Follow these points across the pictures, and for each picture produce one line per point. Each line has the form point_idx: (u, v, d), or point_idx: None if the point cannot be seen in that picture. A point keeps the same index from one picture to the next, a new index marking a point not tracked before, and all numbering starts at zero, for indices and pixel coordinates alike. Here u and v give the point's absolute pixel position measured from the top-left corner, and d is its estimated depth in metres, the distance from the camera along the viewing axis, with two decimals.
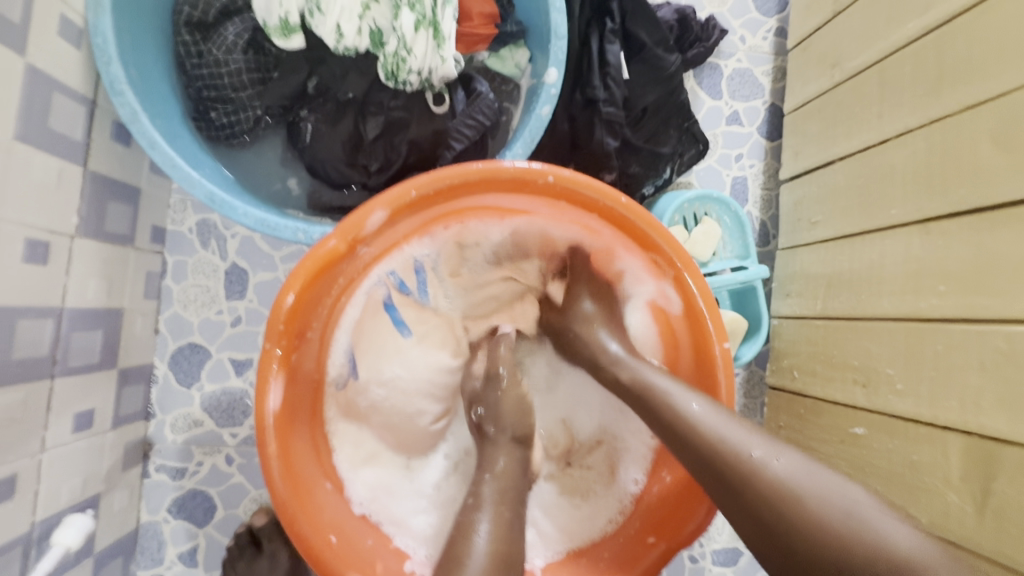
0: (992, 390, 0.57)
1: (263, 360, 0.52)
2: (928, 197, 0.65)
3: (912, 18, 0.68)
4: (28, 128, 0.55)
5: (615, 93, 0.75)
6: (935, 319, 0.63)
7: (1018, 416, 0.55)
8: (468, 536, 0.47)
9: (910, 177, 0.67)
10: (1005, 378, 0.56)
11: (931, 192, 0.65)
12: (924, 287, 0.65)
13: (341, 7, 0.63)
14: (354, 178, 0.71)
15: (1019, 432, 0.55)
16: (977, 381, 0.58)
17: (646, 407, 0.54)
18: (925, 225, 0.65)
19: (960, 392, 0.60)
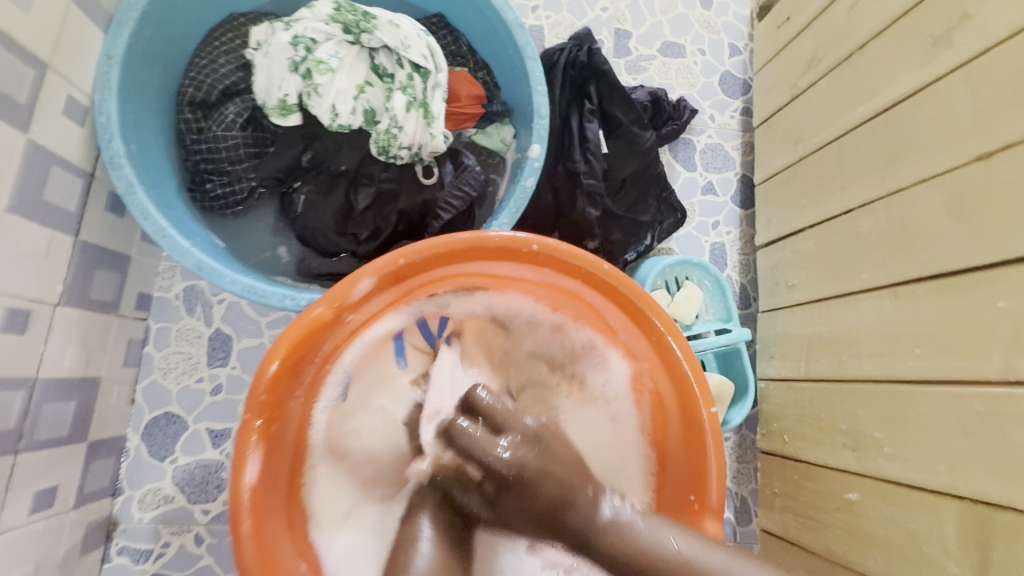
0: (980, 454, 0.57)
1: (241, 432, 0.51)
2: (894, 263, 0.68)
3: (862, 102, 0.74)
4: (23, 200, 0.56)
5: (594, 166, 0.79)
6: (914, 380, 0.64)
7: (1009, 480, 0.54)
8: None
9: (876, 243, 0.71)
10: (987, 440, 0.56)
11: (897, 257, 0.68)
12: (901, 349, 0.66)
13: (338, 90, 0.67)
14: (343, 246, 0.74)
15: (1009, 496, 0.54)
16: (962, 445, 0.58)
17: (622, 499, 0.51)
18: (894, 289, 0.68)
19: (948, 454, 0.60)
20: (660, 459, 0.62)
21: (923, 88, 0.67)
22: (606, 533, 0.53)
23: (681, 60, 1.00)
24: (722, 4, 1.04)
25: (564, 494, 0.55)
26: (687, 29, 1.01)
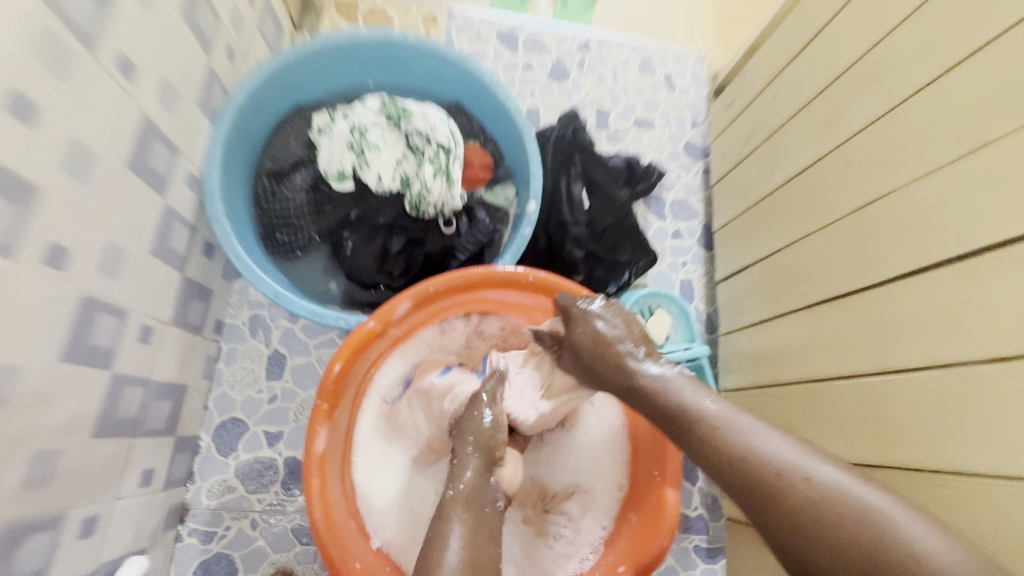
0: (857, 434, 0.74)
1: (313, 412, 0.68)
2: (805, 290, 0.87)
3: (778, 170, 0.95)
4: (158, 245, 0.76)
5: (579, 217, 1.00)
6: (818, 379, 0.82)
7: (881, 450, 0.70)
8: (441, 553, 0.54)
9: (796, 275, 0.89)
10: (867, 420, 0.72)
11: (806, 286, 0.87)
12: (812, 355, 0.84)
13: (382, 162, 0.88)
14: (381, 280, 0.95)
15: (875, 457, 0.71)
16: (845, 425, 0.76)
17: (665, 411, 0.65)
18: (807, 310, 0.86)
19: (839, 434, 0.77)
20: (634, 448, 0.81)
21: (813, 163, 0.87)
22: (656, 393, 0.66)
23: (652, 132, 1.23)
24: (684, 87, 1.28)
25: (626, 366, 0.69)
26: (656, 107, 1.25)
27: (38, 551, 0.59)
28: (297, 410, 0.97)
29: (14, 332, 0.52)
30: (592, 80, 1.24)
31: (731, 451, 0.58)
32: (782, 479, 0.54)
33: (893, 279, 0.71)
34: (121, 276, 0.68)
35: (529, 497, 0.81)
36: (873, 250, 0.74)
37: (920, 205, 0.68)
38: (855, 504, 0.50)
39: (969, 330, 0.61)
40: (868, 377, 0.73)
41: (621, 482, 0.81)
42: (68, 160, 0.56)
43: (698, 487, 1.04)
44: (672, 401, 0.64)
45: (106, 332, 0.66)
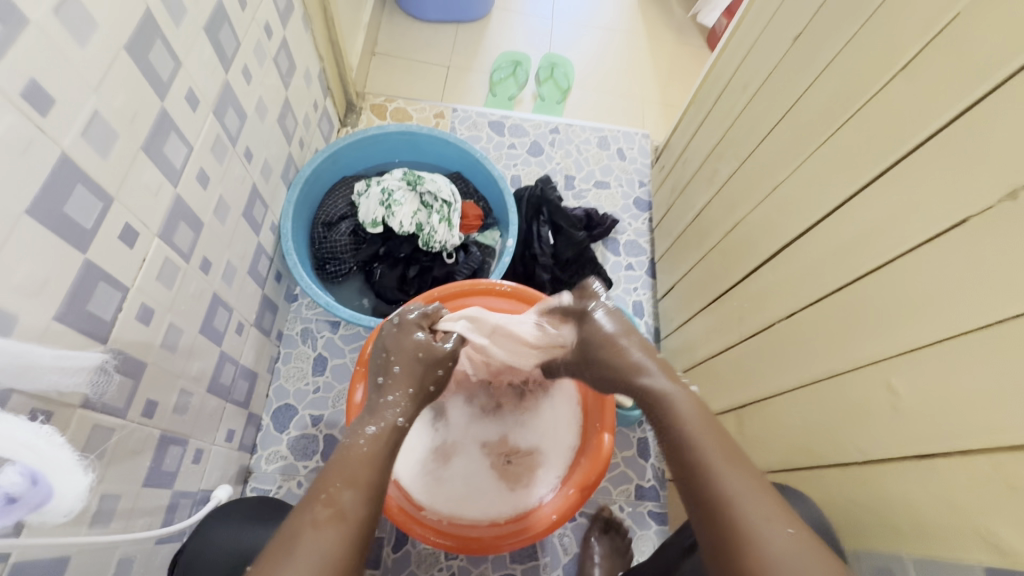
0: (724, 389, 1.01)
1: (354, 376, 1.00)
2: (697, 297, 1.18)
3: (686, 214, 1.29)
4: (253, 269, 1.11)
5: (545, 251, 1.35)
6: (704, 359, 1.11)
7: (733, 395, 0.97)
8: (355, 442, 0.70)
9: (692, 288, 1.21)
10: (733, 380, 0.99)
11: (698, 294, 1.18)
12: (701, 344, 1.13)
13: (403, 213, 1.25)
14: (400, 297, 1.28)
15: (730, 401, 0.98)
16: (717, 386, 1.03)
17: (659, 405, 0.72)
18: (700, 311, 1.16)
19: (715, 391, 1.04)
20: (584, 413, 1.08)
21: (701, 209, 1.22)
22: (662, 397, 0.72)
23: (608, 191, 1.61)
24: (633, 157, 1.68)
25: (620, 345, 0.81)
26: (611, 172, 1.64)
27: (174, 459, 0.88)
28: (335, 398, 1.27)
29: (184, 308, 0.86)
30: (561, 154, 1.64)
31: (686, 438, 0.67)
32: (732, 495, 0.60)
33: (740, 281, 1.01)
34: (232, 283, 1.03)
35: (500, 454, 1.06)
36: (730, 261, 1.05)
37: (750, 229, 0.99)
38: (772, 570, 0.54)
39: (768, 307, 0.89)
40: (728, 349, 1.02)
41: (573, 443, 1.05)
42: (216, 208, 0.93)
43: (651, 464, 1.29)
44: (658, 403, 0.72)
45: (221, 319, 1.00)
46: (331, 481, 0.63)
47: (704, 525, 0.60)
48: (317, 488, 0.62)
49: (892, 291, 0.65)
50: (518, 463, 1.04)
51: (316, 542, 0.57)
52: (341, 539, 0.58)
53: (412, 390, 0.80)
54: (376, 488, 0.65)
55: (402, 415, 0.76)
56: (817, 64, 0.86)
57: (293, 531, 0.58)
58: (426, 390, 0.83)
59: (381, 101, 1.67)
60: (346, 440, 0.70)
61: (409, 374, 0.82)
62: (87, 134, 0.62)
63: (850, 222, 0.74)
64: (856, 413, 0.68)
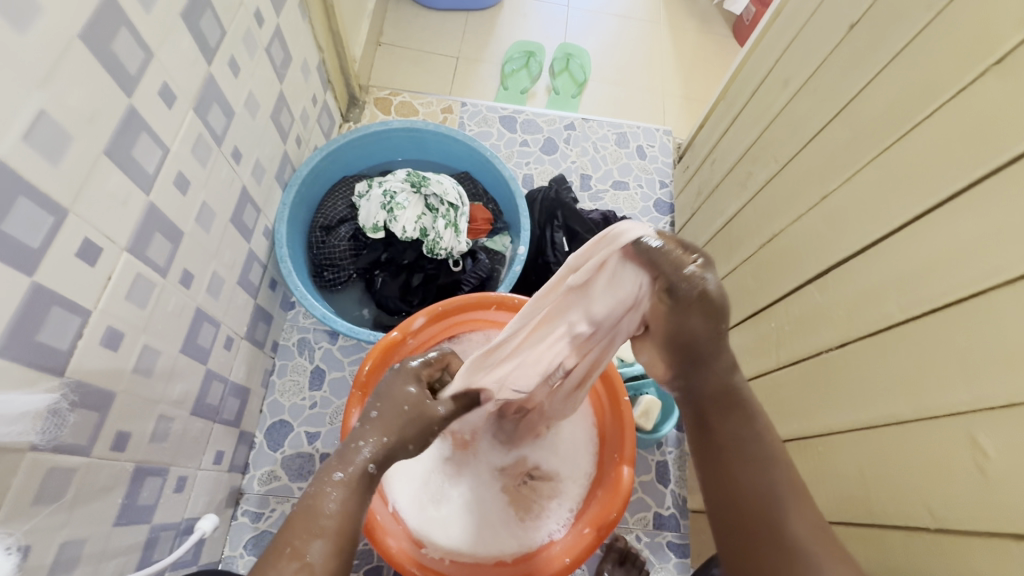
0: None
1: (349, 400, 0.91)
2: (725, 314, 1.08)
3: (716, 220, 1.18)
4: (243, 278, 1.03)
5: (560, 258, 1.25)
6: None
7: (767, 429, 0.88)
8: (320, 493, 0.58)
9: None
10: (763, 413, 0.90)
11: (726, 310, 1.08)
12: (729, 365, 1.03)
13: (406, 217, 1.15)
14: (403, 307, 1.19)
15: None
16: None
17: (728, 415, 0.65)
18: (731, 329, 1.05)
19: None
20: (602, 440, 1.00)
21: (733, 216, 1.11)
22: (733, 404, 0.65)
23: (626, 192, 1.50)
24: (654, 156, 1.57)
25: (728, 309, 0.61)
26: (630, 172, 1.53)
27: (152, 491, 0.80)
28: (332, 414, 1.19)
29: (161, 327, 0.78)
30: (576, 152, 1.54)
31: (752, 455, 0.63)
32: (792, 520, 0.59)
33: (779, 300, 0.91)
34: (220, 295, 0.94)
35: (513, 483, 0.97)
36: (766, 277, 0.95)
37: (791, 243, 0.89)
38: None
39: (817, 332, 0.79)
40: (761, 374, 0.92)
41: (588, 472, 0.98)
42: (198, 215, 0.85)
43: (671, 490, 1.19)
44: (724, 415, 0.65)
45: (207, 335, 0.92)
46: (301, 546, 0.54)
47: (733, 525, 0.63)
48: (281, 542, 0.55)
49: (982, 328, 0.55)
50: (531, 492, 0.96)
51: None
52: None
53: (385, 439, 0.64)
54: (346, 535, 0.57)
55: (374, 460, 0.63)
56: (882, 56, 0.75)
57: None
58: (404, 449, 0.65)
59: (385, 94, 1.58)
60: (312, 489, 0.59)
61: (388, 424, 0.65)
62: (31, 137, 0.53)
63: (924, 241, 0.64)
64: (932, 469, 0.59)
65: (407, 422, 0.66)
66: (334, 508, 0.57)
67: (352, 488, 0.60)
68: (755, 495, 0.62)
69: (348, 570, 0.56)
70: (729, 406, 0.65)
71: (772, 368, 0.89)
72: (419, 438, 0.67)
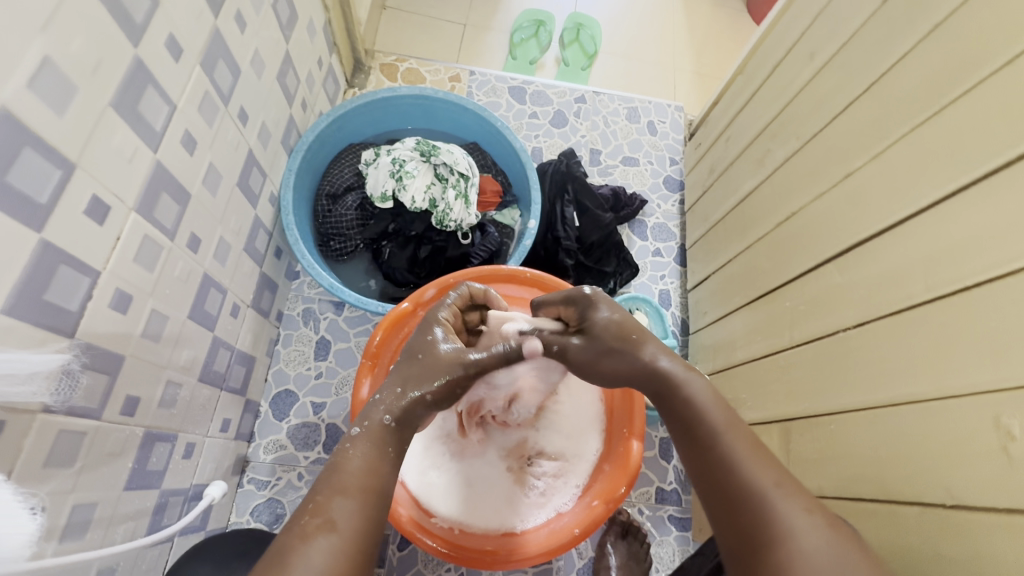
0: (771, 396, 0.92)
1: (359, 370, 0.90)
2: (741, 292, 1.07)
3: (731, 196, 1.17)
4: (249, 245, 1.00)
5: (570, 233, 1.23)
6: (749, 361, 1.00)
7: (783, 407, 0.88)
8: (346, 455, 0.59)
9: (736, 280, 1.10)
10: (778, 390, 0.90)
11: (742, 288, 1.07)
12: (744, 342, 1.03)
13: (416, 186, 1.13)
14: (411, 279, 1.18)
15: (779, 412, 0.89)
16: (764, 393, 0.94)
17: (669, 398, 0.67)
18: (743, 306, 1.04)
19: (763, 401, 0.94)
20: (610, 416, 1.00)
21: (749, 193, 1.09)
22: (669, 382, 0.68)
23: (636, 168, 1.48)
24: (665, 132, 1.54)
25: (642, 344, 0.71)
26: (640, 148, 1.50)
27: (161, 456, 0.80)
28: (338, 385, 1.19)
29: (169, 292, 0.76)
30: (586, 126, 1.50)
31: (706, 432, 0.61)
32: (755, 483, 0.54)
33: (795, 279, 0.90)
34: (226, 262, 0.92)
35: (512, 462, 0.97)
36: (782, 256, 0.94)
37: (809, 222, 0.88)
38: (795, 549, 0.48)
39: (835, 310, 0.79)
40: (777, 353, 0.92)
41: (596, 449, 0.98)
42: (205, 177, 0.82)
43: (674, 466, 1.21)
44: (668, 399, 0.67)
45: (214, 301, 0.90)
46: (322, 495, 0.53)
47: (724, 516, 0.55)
48: (306, 498, 0.54)
49: (1016, 308, 0.54)
50: (531, 471, 0.96)
51: (308, 555, 0.48)
52: (337, 551, 0.49)
53: (400, 388, 0.68)
54: (373, 494, 0.56)
55: (390, 412, 0.65)
56: (919, 29, 0.73)
57: (281, 543, 0.49)
58: (423, 398, 0.69)
59: (391, 60, 1.52)
60: (342, 444, 0.60)
61: (406, 374, 0.71)
62: (35, 85, 0.50)
63: (957, 220, 0.63)
64: (955, 448, 0.59)
65: (432, 369, 0.72)
66: (361, 462, 0.58)
67: (375, 442, 0.61)
68: (715, 465, 0.58)
69: (378, 525, 0.55)
70: (668, 379, 0.68)
71: (786, 347, 0.89)
72: (440, 389, 0.71)
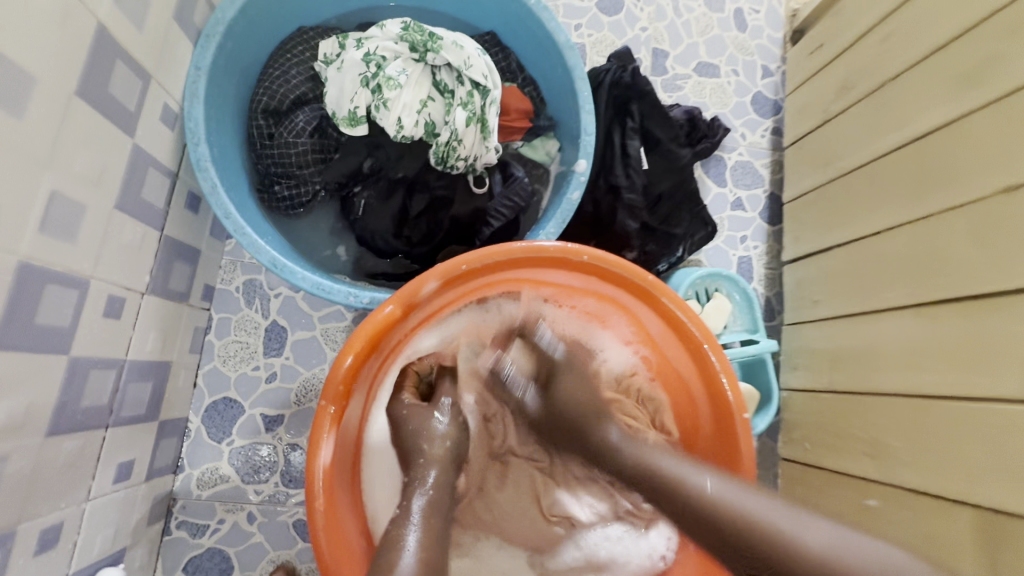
0: (991, 463, 0.60)
1: (318, 416, 0.56)
2: (919, 285, 0.71)
3: (894, 130, 0.77)
4: (125, 199, 0.61)
5: (634, 181, 0.83)
6: (936, 396, 0.67)
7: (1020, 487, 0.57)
8: None
9: (903, 266, 0.73)
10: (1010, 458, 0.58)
11: (922, 281, 0.70)
12: (921, 364, 0.69)
13: (404, 104, 0.72)
14: (399, 248, 0.79)
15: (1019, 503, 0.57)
16: (976, 455, 0.61)
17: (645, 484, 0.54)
18: (920, 308, 0.70)
19: (968, 466, 0.62)
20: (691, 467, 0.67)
21: (948, 123, 0.70)
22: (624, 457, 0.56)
23: (715, 80, 1.04)
24: (758, 26, 1.07)
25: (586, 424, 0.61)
26: (723, 50, 1.05)
27: None
28: (299, 392, 0.85)
29: None
30: (649, 13, 1.04)
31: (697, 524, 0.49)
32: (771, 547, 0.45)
33: None
34: (78, 237, 0.54)
35: (541, 541, 0.68)
36: None
37: None
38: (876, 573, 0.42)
39: None
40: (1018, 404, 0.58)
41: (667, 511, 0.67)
42: None
43: None
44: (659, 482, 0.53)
45: (58, 307, 0.53)
46: None
47: None
48: None
49: None
50: (569, 560, 0.67)
51: None
52: None
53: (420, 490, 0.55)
54: None
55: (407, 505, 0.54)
56: None
57: None
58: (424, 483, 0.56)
59: None
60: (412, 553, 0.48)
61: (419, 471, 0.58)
62: None
63: None
64: None
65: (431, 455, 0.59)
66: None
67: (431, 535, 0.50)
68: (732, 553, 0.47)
69: None
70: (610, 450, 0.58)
71: None
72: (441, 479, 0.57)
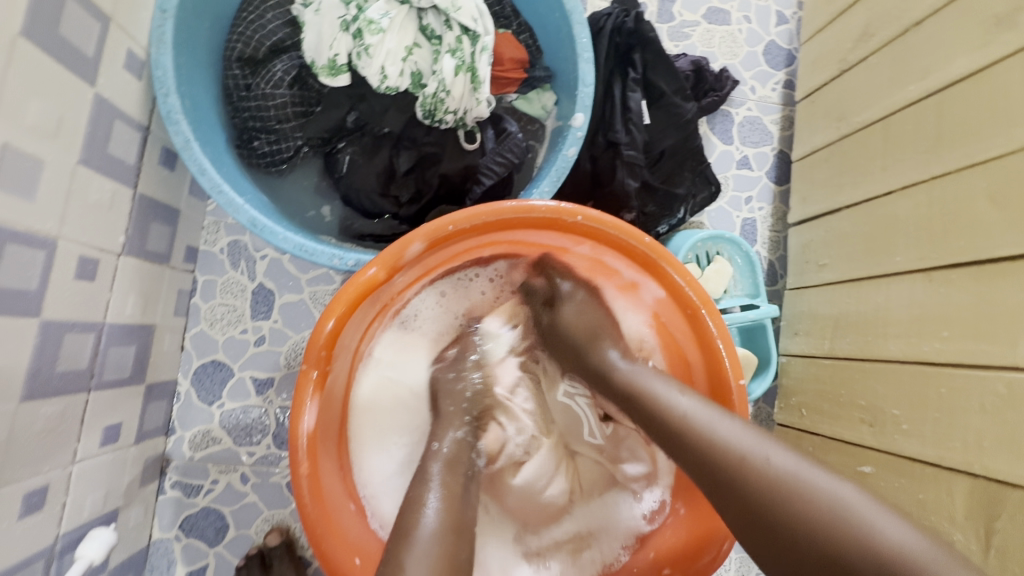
0: (992, 432, 0.59)
1: (300, 382, 0.54)
2: (930, 248, 0.67)
3: (914, 82, 0.72)
4: (89, 154, 0.57)
5: (634, 136, 0.78)
6: (941, 363, 0.65)
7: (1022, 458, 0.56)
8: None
9: (914, 228, 0.70)
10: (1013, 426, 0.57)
11: (934, 243, 0.67)
12: (928, 331, 0.66)
13: (387, 50, 0.66)
14: (386, 208, 0.75)
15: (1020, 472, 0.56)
16: (977, 424, 0.60)
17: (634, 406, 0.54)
18: (928, 273, 0.67)
19: (968, 433, 0.61)
20: None
21: (980, 71, 0.64)
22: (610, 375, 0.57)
23: (726, 28, 0.97)
24: None
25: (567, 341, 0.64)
26: None
27: None
28: (288, 355, 0.83)
29: None
30: None
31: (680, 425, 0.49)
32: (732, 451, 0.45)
33: None
34: (37, 195, 0.51)
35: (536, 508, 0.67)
36: None
37: None
38: (829, 500, 0.40)
39: None
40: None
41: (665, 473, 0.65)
42: None
43: None
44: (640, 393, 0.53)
45: (22, 268, 0.51)
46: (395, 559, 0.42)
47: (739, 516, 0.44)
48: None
49: None
50: (564, 521, 0.67)
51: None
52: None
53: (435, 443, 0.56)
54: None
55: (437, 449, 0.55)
56: None
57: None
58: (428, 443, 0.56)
59: None
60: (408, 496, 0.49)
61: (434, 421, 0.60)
62: None
63: None
64: None
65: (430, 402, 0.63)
66: (432, 519, 0.47)
67: (450, 480, 0.50)
68: (705, 462, 0.46)
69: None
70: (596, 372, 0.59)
71: None
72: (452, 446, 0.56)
